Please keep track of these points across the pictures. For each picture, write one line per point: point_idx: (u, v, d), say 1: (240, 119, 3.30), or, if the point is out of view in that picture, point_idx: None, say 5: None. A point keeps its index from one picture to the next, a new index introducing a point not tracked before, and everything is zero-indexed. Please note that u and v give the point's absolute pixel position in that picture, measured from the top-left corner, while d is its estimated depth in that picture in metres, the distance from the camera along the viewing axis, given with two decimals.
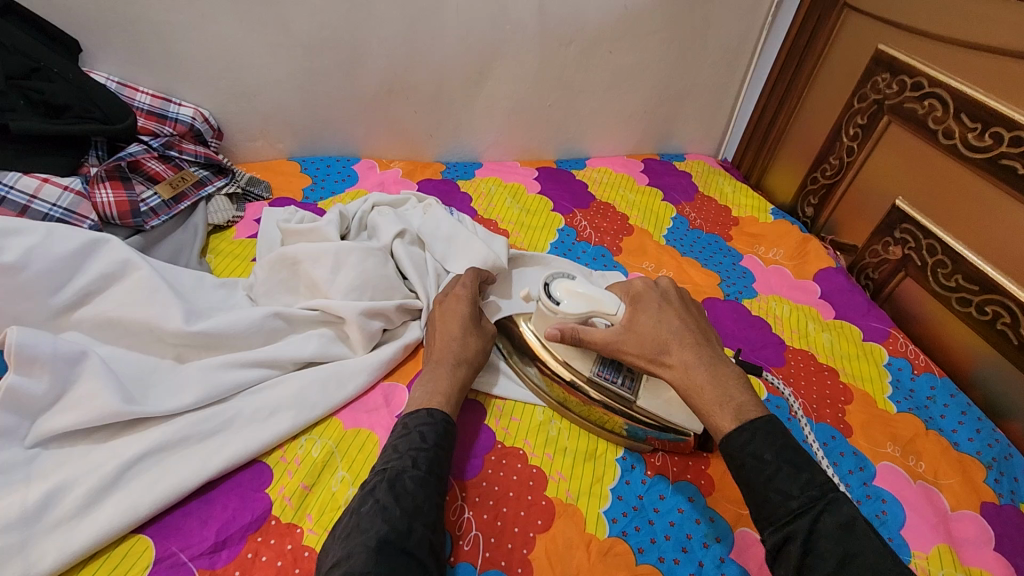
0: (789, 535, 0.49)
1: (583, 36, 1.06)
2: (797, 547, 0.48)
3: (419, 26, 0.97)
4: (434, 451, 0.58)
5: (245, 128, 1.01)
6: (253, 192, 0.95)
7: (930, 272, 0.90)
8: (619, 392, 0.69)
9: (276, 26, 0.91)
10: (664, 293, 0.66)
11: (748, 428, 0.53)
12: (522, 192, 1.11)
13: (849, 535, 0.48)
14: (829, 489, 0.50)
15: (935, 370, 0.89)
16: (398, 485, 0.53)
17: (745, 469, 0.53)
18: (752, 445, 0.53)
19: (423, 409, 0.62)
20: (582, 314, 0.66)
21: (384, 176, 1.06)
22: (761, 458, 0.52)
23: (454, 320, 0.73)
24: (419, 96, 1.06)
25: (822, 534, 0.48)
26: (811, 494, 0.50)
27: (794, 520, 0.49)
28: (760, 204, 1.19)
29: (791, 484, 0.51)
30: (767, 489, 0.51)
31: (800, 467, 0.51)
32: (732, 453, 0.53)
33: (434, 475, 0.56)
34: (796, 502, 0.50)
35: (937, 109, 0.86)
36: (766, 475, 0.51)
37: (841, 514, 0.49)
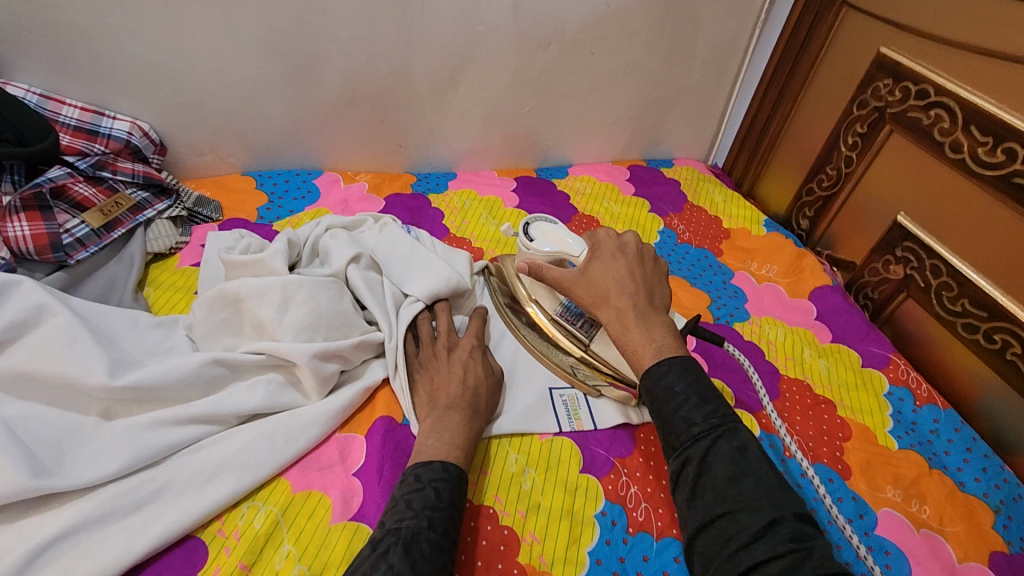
0: (687, 458, 0.52)
1: (562, 37, 0.98)
2: (694, 469, 0.51)
3: (383, 27, 0.88)
4: (449, 512, 0.54)
5: (192, 141, 0.92)
6: (200, 214, 0.87)
7: (934, 294, 0.84)
8: (576, 333, 0.75)
9: (221, 29, 0.82)
10: (623, 246, 0.67)
11: (665, 363, 0.56)
12: (498, 207, 1.03)
13: (741, 459, 0.50)
14: (728, 419, 0.53)
15: (939, 400, 0.83)
16: (413, 550, 0.49)
17: (658, 401, 0.55)
18: (668, 378, 0.55)
19: (437, 460, 0.58)
20: (548, 254, 0.71)
21: (349, 191, 0.98)
22: (672, 390, 0.54)
23: (462, 376, 0.67)
24: (385, 103, 0.97)
25: (717, 456, 0.51)
26: (712, 422, 0.53)
27: (694, 444, 0.52)
28: (752, 214, 1.13)
29: (695, 413, 0.53)
30: (672, 415, 0.54)
31: (705, 398, 0.54)
32: (649, 387, 0.56)
33: (448, 541, 0.52)
34: (697, 428, 0.52)
35: (944, 119, 0.80)
36: (674, 405, 0.54)
37: (735, 441, 0.51)
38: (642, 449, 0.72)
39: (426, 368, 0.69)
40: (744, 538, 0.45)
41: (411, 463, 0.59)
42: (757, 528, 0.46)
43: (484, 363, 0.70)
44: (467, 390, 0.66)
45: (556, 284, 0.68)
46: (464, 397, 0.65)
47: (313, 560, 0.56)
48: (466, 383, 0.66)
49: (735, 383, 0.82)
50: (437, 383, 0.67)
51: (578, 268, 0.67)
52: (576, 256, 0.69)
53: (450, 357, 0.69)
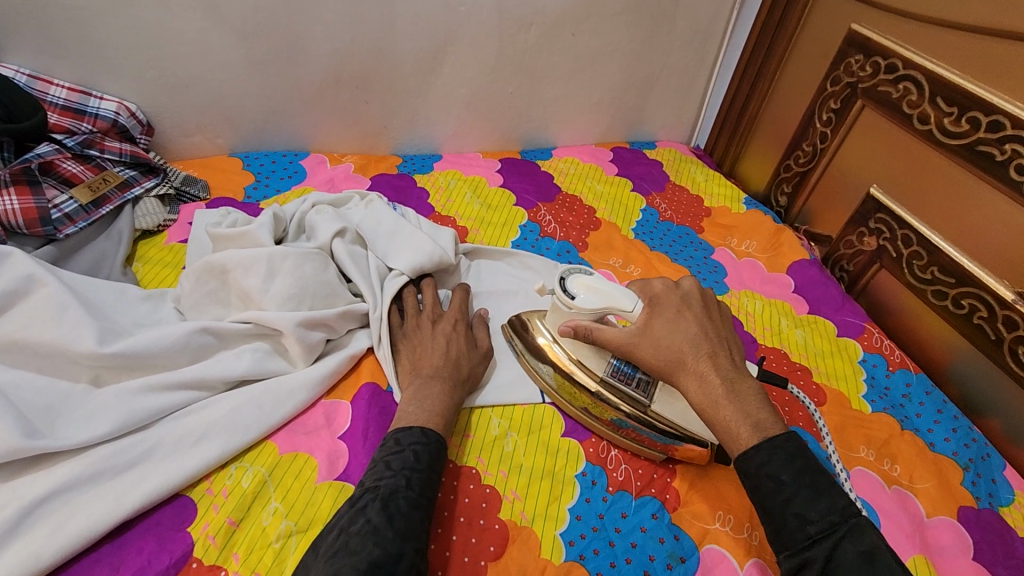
0: (806, 562, 0.46)
1: (544, 19, 0.99)
2: (816, 575, 0.45)
3: (366, 8, 0.89)
4: (428, 473, 0.56)
5: (178, 123, 0.93)
6: (188, 192, 0.88)
7: (905, 263, 0.86)
8: (633, 394, 0.67)
9: (206, 10, 0.83)
10: (686, 297, 0.61)
11: (765, 448, 0.50)
12: (482, 186, 1.05)
13: (870, 567, 0.44)
14: (850, 513, 0.47)
15: (911, 366, 0.86)
16: (391, 505, 0.51)
17: (762, 490, 0.49)
18: (767, 463, 0.49)
19: (417, 426, 0.59)
20: (596, 311, 0.64)
21: (334, 171, 1.00)
22: (779, 480, 0.49)
23: (445, 348, 0.68)
24: (370, 85, 0.99)
25: (842, 562, 0.45)
26: (832, 519, 0.47)
27: (812, 545, 0.46)
28: (733, 193, 1.15)
29: (810, 506, 0.48)
30: (784, 513, 0.48)
31: (819, 490, 0.48)
32: (748, 473, 0.50)
33: (426, 499, 0.54)
34: (814, 527, 0.47)
35: (912, 92, 0.82)
36: (784, 498, 0.48)
37: (863, 543, 0.45)
38: None
39: (409, 339, 0.71)
40: None
41: (391, 428, 0.61)
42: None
43: (468, 337, 0.72)
44: (449, 361, 0.67)
45: (610, 344, 0.62)
46: (446, 368, 0.67)
47: (300, 516, 0.58)
48: (448, 356, 0.68)
49: None
50: (420, 354, 0.69)
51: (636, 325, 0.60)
52: (630, 310, 0.61)
53: (434, 329, 0.71)
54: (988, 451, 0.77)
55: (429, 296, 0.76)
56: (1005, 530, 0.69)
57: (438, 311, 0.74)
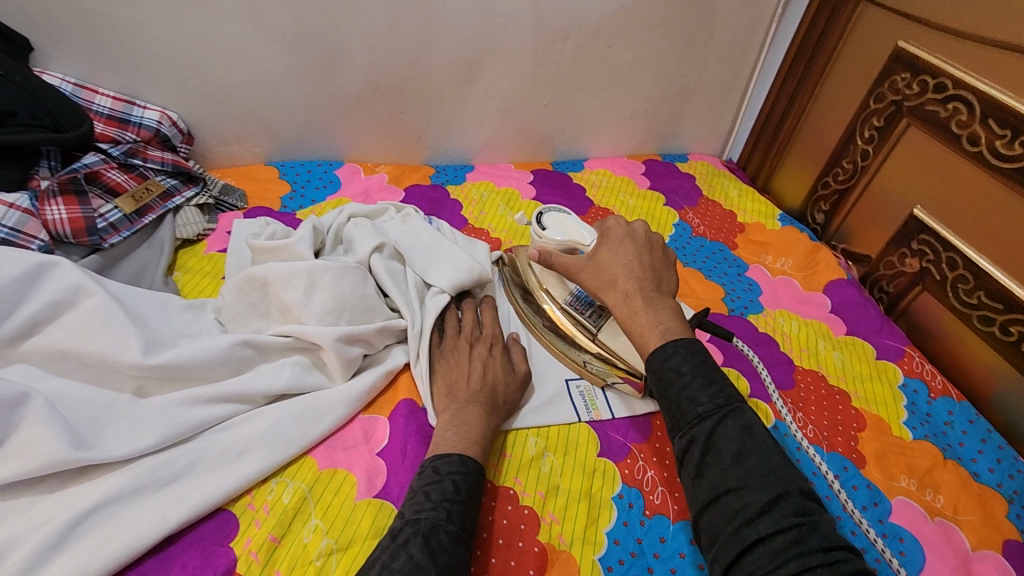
0: (693, 438, 0.51)
1: (579, 31, 0.99)
2: (699, 448, 0.50)
3: (404, 19, 0.89)
4: (467, 504, 0.55)
5: (218, 132, 0.94)
6: (226, 202, 0.89)
7: (950, 287, 0.85)
8: (585, 322, 0.75)
9: (248, 21, 0.84)
10: (632, 233, 0.67)
11: (671, 345, 0.56)
12: (515, 198, 1.04)
13: (746, 437, 0.50)
14: (734, 399, 0.53)
15: (954, 393, 0.84)
16: (432, 542, 0.50)
17: (664, 381, 0.54)
18: (672, 357, 0.55)
19: (455, 453, 0.59)
20: (560, 242, 0.73)
21: (369, 182, 1.00)
22: (679, 370, 0.54)
23: (484, 369, 0.69)
24: (406, 96, 0.99)
25: (722, 436, 0.50)
26: (718, 402, 0.52)
27: (699, 424, 0.52)
28: (767, 209, 1.13)
29: (701, 392, 0.53)
30: (678, 397, 0.53)
31: (711, 378, 0.53)
32: (654, 369, 0.55)
33: (466, 533, 0.53)
34: (703, 407, 0.52)
35: (961, 112, 0.80)
36: (681, 386, 0.53)
37: (742, 420, 0.51)
38: (659, 435, 0.73)
39: (444, 362, 0.71)
40: (748, 516, 0.46)
41: (429, 456, 0.60)
42: (761, 505, 0.46)
43: (504, 361, 0.71)
44: (486, 386, 0.67)
45: (564, 271, 0.70)
46: (482, 392, 0.66)
47: (340, 534, 0.58)
48: (485, 380, 0.68)
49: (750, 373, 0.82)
50: (456, 378, 0.68)
51: (587, 256, 0.69)
52: (587, 243, 0.71)
53: (470, 352, 0.71)
54: None
55: (465, 318, 0.76)
56: None
57: (473, 333, 0.74)
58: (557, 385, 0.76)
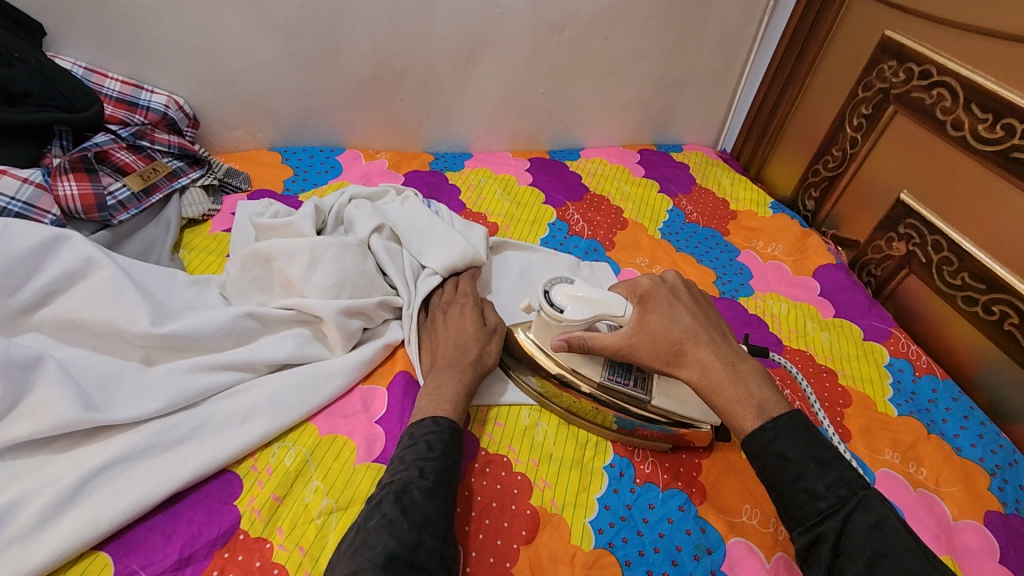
0: (819, 537, 0.49)
1: (576, 22, 1.01)
2: (827, 550, 0.48)
3: (405, 8, 0.92)
4: (442, 460, 0.57)
5: (222, 117, 0.97)
6: (230, 183, 0.91)
7: (935, 269, 0.87)
8: (634, 394, 0.67)
9: (253, 9, 0.86)
10: (671, 288, 0.64)
11: (772, 427, 0.53)
12: (512, 184, 1.07)
13: (879, 535, 0.47)
14: (858, 487, 0.50)
15: (938, 371, 0.86)
16: (404, 498, 0.52)
17: (769, 468, 0.52)
18: (774, 441, 0.52)
19: (428, 418, 0.61)
20: (588, 321, 0.63)
21: (369, 167, 1.02)
22: (785, 457, 0.51)
23: (459, 333, 0.71)
24: (406, 84, 1.01)
25: (852, 534, 0.48)
26: (841, 494, 0.49)
27: (823, 520, 0.49)
28: (759, 197, 1.16)
29: (818, 482, 0.50)
30: (793, 490, 0.51)
31: (825, 464, 0.51)
32: (755, 451, 0.53)
33: (442, 486, 0.55)
34: (824, 502, 0.49)
35: (946, 98, 0.82)
36: (792, 475, 0.51)
37: (872, 514, 0.48)
38: None
39: (426, 329, 0.74)
40: None
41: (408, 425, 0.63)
42: None
43: (478, 322, 0.73)
44: (460, 349, 0.69)
45: None
46: (469, 362, 0.69)
47: (340, 494, 0.60)
48: (461, 344, 0.70)
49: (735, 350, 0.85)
50: (436, 345, 0.71)
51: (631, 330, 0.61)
52: (622, 314, 0.62)
53: (446, 319, 0.73)
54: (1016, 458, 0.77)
55: (447, 289, 0.78)
56: None
57: (450, 300, 0.76)
58: None
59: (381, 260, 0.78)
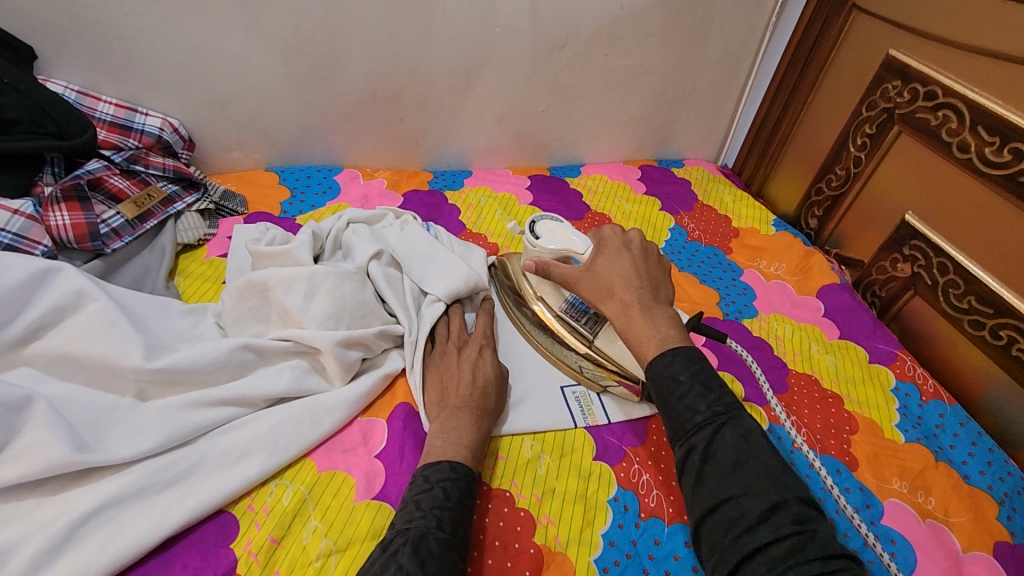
0: (693, 446, 0.52)
1: (577, 39, 1.00)
2: (698, 456, 0.51)
3: (403, 27, 0.91)
4: (458, 511, 0.56)
5: (218, 138, 0.95)
6: (226, 207, 0.90)
7: (941, 292, 0.86)
8: (581, 329, 0.76)
9: (249, 30, 0.85)
10: (628, 242, 0.67)
11: (670, 353, 0.56)
12: (513, 203, 1.05)
13: (745, 445, 0.51)
14: (733, 406, 0.53)
15: (945, 396, 0.85)
16: (422, 550, 0.51)
17: (663, 391, 0.55)
18: (671, 366, 0.55)
19: (445, 461, 0.60)
20: (556, 251, 0.71)
21: (368, 187, 1.01)
22: (677, 379, 0.54)
23: (474, 369, 0.70)
24: (405, 102, 1.00)
25: (721, 443, 0.51)
26: (716, 410, 0.53)
27: (698, 432, 0.52)
28: (762, 214, 1.15)
29: (700, 400, 0.53)
30: (678, 405, 0.54)
31: (709, 386, 0.54)
32: (670, 407, 0.54)
33: (457, 539, 0.54)
34: (701, 416, 0.52)
35: (951, 120, 0.81)
36: (680, 394, 0.54)
37: (739, 428, 0.52)
38: (654, 439, 0.74)
39: (436, 364, 0.72)
40: (746, 522, 0.47)
41: (420, 466, 0.61)
42: (761, 512, 0.46)
43: (493, 363, 0.73)
44: (477, 391, 0.68)
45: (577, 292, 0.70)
46: (473, 398, 0.67)
47: (339, 535, 0.59)
48: (475, 384, 0.68)
49: (742, 376, 0.84)
50: (447, 383, 0.69)
51: (583, 264, 0.67)
52: (581, 252, 0.69)
53: (460, 355, 0.72)
54: None
55: (455, 322, 0.77)
56: None
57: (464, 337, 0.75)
58: (552, 390, 0.77)
59: (381, 282, 0.76)
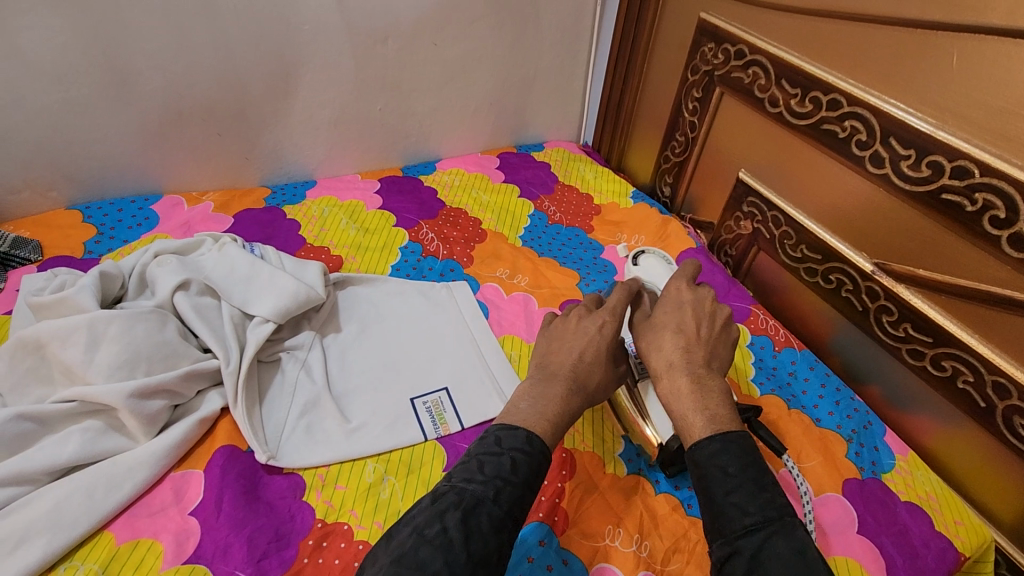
0: (737, 551, 0.43)
1: (399, 31, 0.95)
2: (743, 565, 0.42)
3: (194, 35, 0.83)
4: (523, 489, 0.48)
5: (0, 180, 0.84)
6: (17, 256, 0.80)
7: (778, 244, 0.88)
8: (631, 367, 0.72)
9: (3, 54, 0.75)
10: (699, 302, 0.61)
11: (720, 439, 0.48)
12: (360, 210, 1.00)
13: (800, 564, 0.40)
14: (786, 512, 0.44)
15: (795, 343, 0.87)
16: (471, 524, 0.44)
17: (707, 479, 0.47)
18: (719, 454, 0.48)
19: (523, 428, 0.52)
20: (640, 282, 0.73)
21: (191, 213, 0.92)
22: (726, 471, 0.46)
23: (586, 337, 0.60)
24: (219, 118, 0.92)
25: (770, 555, 0.41)
26: (768, 515, 0.44)
27: (745, 536, 0.43)
28: (621, 187, 1.14)
29: (750, 501, 0.44)
30: (723, 501, 0.45)
31: (762, 486, 0.45)
32: (699, 463, 0.48)
33: (512, 521, 0.46)
34: (750, 518, 0.44)
35: (760, 76, 0.83)
36: (726, 489, 0.46)
37: (794, 543, 0.42)
38: None
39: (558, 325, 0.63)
40: None
41: (495, 421, 0.54)
42: None
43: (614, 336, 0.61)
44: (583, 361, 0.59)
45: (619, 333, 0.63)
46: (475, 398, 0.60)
47: None
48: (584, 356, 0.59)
49: None
50: (555, 349, 0.61)
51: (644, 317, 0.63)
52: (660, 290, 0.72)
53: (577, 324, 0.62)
54: (870, 419, 0.78)
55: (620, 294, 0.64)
56: (888, 498, 0.70)
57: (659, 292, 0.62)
58: (401, 405, 0.72)
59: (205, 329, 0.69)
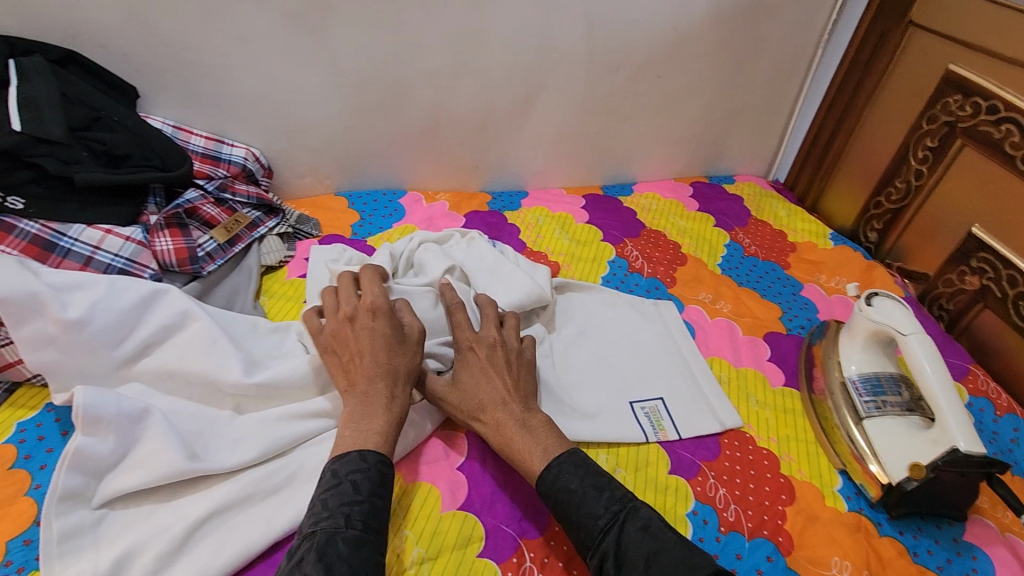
0: (604, 555, 0.53)
1: (630, 63, 1.03)
2: (612, 565, 0.52)
3: (466, 57, 0.95)
4: (370, 501, 0.54)
5: (294, 165, 1.01)
6: (303, 230, 0.95)
7: (1012, 304, 0.85)
8: (855, 403, 0.75)
9: (324, 65, 0.91)
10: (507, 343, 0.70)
11: (555, 466, 0.59)
12: (570, 222, 1.08)
13: (649, 537, 0.53)
14: (627, 501, 0.57)
15: (1020, 411, 0.83)
16: (328, 553, 0.49)
17: (559, 503, 0.57)
18: (561, 477, 0.58)
19: (352, 451, 0.56)
20: (879, 324, 0.74)
21: (431, 210, 1.05)
22: (569, 488, 0.57)
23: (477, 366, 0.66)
24: (465, 128, 1.04)
25: (628, 543, 0.53)
26: (614, 509, 0.56)
27: (605, 537, 0.54)
28: (818, 228, 1.14)
29: (597, 503, 0.56)
30: (579, 515, 0.56)
31: (601, 487, 0.57)
32: (546, 491, 0.58)
33: (371, 532, 0.52)
34: (603, 520, 0.55)
35: (1017, 134, 0.82)
36: (576, 503, 0.56)
37: (639, 521, 0.55)
38: (728, 454, 0.74)
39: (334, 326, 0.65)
40: None
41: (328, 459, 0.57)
42: None
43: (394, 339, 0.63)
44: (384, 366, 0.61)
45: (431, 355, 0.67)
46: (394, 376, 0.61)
47: (430, 544, 0.61)
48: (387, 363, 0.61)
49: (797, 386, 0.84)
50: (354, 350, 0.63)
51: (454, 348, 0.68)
52: (905, 332, 0.71)
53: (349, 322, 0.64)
54: None
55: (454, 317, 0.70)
56: None
57: (473, 334, 0.69)
58: (621, 406, 0.77)
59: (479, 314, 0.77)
